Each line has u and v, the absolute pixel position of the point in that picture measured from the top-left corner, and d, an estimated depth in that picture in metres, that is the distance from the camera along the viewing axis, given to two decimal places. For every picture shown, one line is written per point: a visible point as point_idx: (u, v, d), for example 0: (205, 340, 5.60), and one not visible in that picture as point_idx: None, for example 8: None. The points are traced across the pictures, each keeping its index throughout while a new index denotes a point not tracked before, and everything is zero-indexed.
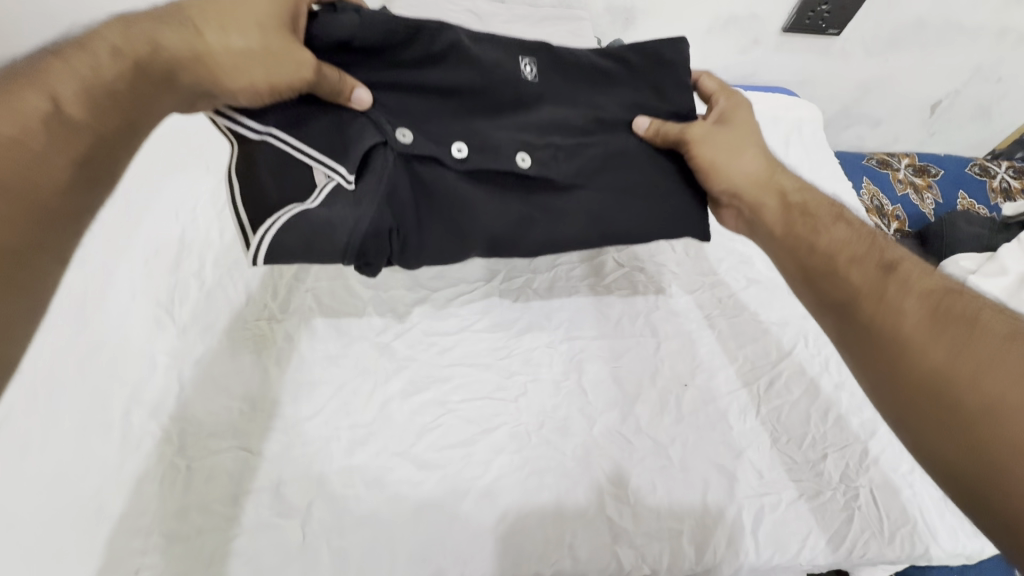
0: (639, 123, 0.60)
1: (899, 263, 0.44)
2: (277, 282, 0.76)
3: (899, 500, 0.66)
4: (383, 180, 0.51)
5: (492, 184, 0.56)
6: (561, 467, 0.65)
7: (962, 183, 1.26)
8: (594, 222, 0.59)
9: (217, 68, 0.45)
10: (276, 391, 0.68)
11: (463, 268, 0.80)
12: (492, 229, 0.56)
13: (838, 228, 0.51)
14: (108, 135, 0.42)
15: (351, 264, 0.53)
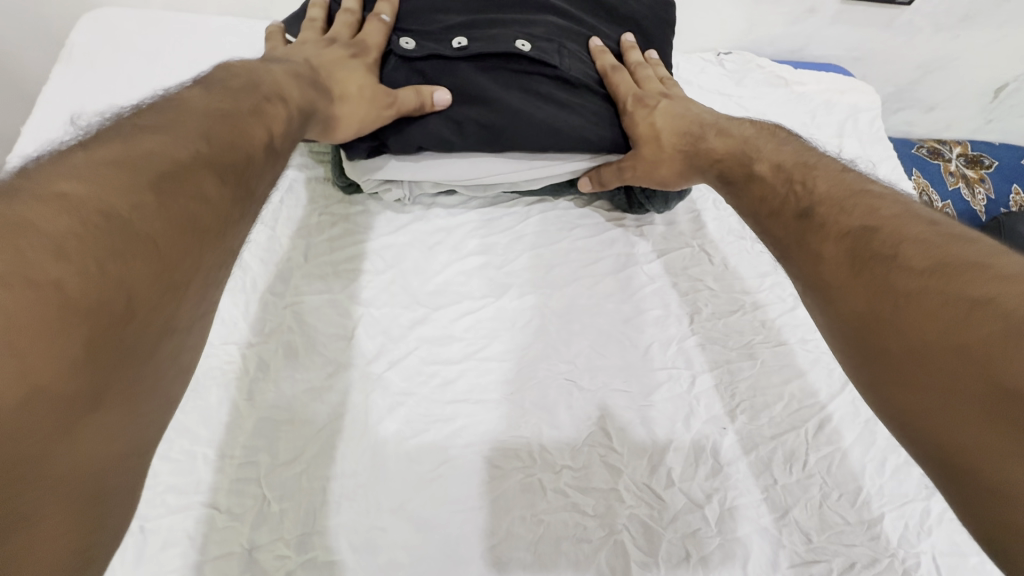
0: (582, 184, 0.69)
1: (818, 208, 0.51)
2: (250, 297, 0.65)
3: (968, 571, 0.57)
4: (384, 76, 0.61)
5: (493, 72, 0.62)
6: (580, 532, 0.56)
7: (1017, 177, 1.13)
8: (595, 131, 0.64)
9: (318, 69, 0.58)
10: (248, 433, 0.58)
11: (468, 283, 0.69)
12: (490, 113, 0.61)
13: (768, 179, 0.58)
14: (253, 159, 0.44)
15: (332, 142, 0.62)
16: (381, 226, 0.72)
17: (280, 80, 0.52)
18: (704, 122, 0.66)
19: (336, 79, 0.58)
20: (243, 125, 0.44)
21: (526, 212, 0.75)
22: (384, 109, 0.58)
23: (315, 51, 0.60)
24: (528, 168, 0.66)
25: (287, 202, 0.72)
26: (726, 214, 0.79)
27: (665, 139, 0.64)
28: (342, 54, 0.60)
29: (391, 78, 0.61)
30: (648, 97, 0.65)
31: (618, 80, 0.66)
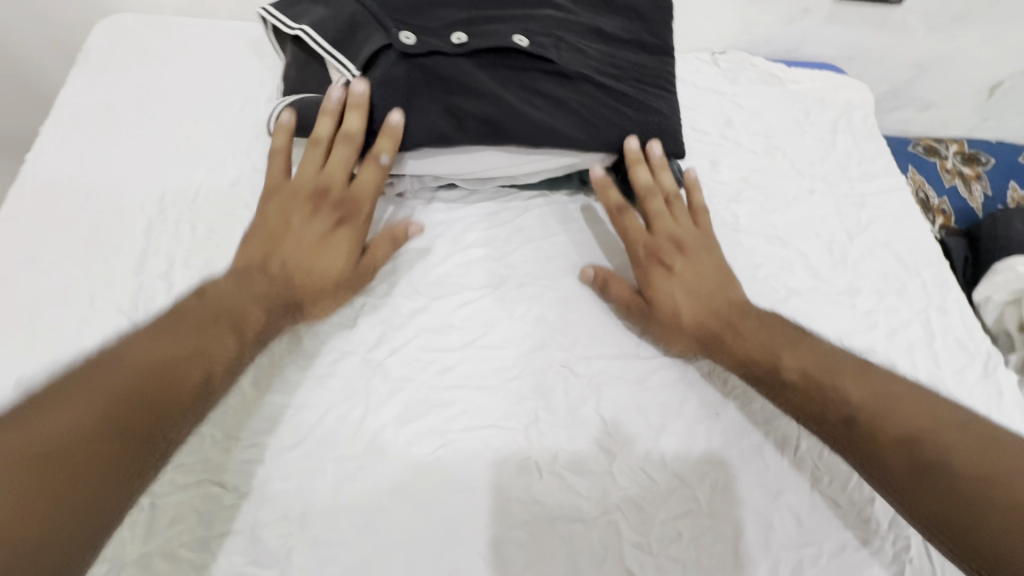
0: (586, 271, 0.70)
1: (737, 330, 0.61)
2: None
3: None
4: (385, 71, 0.64)
5: (491, 67, 0.65)
6: (575, 513, 0.57)
7: (1014, 174, 1.13)
8: (589, 125, 0.66)
9: (297, 263, 0.60)
10: (253, 416, 0.60)
11: (467, 274, 0.71)
12: (486, 108, 0.63)
13: (703, 269, 0.65)
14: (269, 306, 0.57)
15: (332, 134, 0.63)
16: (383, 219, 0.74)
17: (258, 291, 0.57)
18: (726, 292, 0.64)
19: (314, 251, 0.61)
20: (256, 285, 0.58)
21: (525, 205, 0.77)
22: (364, 277, 0.65)
23: (299, 216, 0.62)
24: (524, 164, 0.68)
25: None
26: (720, 209, 0.78)
27: (686, 320, 0.63)
28: (326, 217, 0.62)
29: (392, 74, 0.63)
30: (664, 256, 0.65)
31: (627, 233, 0.67)
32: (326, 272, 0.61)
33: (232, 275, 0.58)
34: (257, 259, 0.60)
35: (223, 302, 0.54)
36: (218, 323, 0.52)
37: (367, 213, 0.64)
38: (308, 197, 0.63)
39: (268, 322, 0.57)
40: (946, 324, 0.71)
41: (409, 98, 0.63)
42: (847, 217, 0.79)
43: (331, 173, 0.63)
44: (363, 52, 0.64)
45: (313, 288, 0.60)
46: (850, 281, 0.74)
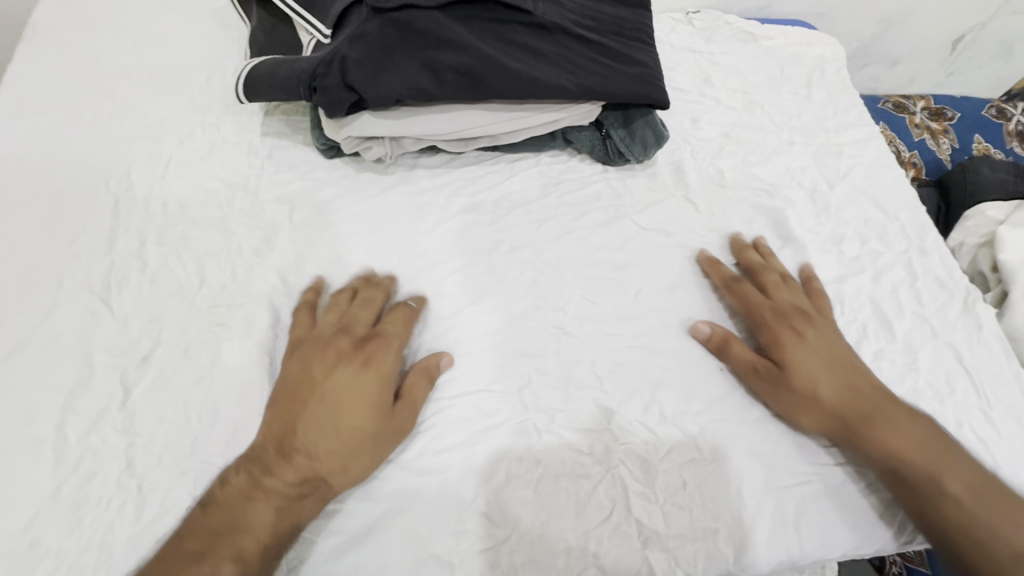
0: (700, 328, 0.64)
1: (872, 415, 0.56)
2: (236, 261, 0.65)
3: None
4: (356, 27, 0.61)
5: (466, 20, 0.63)
6: (579, 467, 0.57)
7: (979, 126, 1.16)
8: (570, 75, 0.64)
9: (321, 425, 0.53)
10: (241, 392, 0.57)
11: (454, 241, 0.70)
12: (464, 60, 0.61)
13: (827, 373, 0.59)
14: (284, 422, 0.54)
15: (304, 93, 0.60)
16: (365, 189, 0.72)
17: (280, 482, 0.51)
18: (862, 369, 0.60)
19: (338, 409, 0.54)
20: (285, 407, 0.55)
21: (509, 168, 0.75)
22: (405, 424, 0.56)
23: (322, 362, 0.56)
24: (508, 121, 0.67)
25: (267, 168, 0.71)
26: (705, 164, 0.78)
27: (826, 396, 0.58)
28: (350, 361, 0.56)
29: (365, 29, 0.61)
30: (799, 324, 0.61)
31: (751, 302, 0.64)
32: (358, 420, 0.53)
33: (243, 466, 0.52)
34: (274, 439, 0.53)
35: (221, 517, 0.49)
36: (235, 524, 0.49)
37: (393, 363, 0.58)
38: (322, 342, 0.58)
39: (280, 487, 0.51)
40: (927, 265, 0.73)
41: (385, 52, 0.61)
42: (827, 166, 0.80)
43: (357, 314, 0.61)
44: (334, 10, 0.64)
45: (342, 459, 0.52)
46: (835, 228, 0.74)
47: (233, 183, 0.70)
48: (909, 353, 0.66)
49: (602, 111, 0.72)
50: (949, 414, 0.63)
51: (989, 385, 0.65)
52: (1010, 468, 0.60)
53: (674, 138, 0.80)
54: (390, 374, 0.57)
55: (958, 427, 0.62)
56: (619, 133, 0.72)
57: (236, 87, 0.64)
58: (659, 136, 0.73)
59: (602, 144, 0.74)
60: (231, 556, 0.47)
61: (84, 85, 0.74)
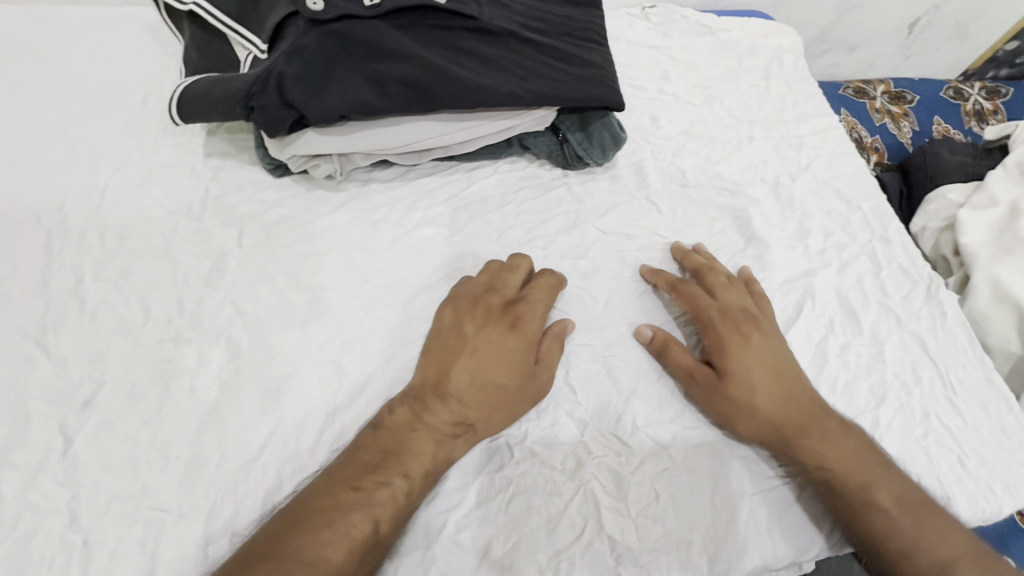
0: (642, 332, 0.63)
1: (804, 423, 0.56)
2: (182, 291, 0.61)
3: (916, 470, 0.59)
4: (293, 40, 0.58)
5: (409, 28, 0.61)
6: (551, 485, 0.55)
7: (937, 108, 1.18)
8: (521, 81, 0.62)
9: (476, 386, 0.52)
10: (193, 432, 0.54)
11: (413, 258, 0.67)
12: (409, 71, 0.59)
13: (763, 377, 0.57)
14: (418, 401, 0.52)
15: (242, 111, 0.57)
16: (318, 208, 0.69)
17: (438, 420, 0.51)
18: (803, 380, 0.59)
19: (485, 367, 0.53)
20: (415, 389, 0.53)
21: (468, 177, 0.73)
22: (545, 385, 0.55)
23: (471, 319, 0.55)
24: (461, 131, 0.65)
25: (212, 191, 0.68)
26: (666, 164, 0.77)
27: (762, 403, 0.56)
28: (499, 320, 0.55)
29: (302, 42, 0.58)
30: (743, 327, 0.60)
31: (696, 303, 0.63)
32: (503, 376, 0.53)
33: (405, 401, 0.52)
34: (432, 382, 0.53)
35: (392, 439, 0.49)
36: (401, 448, 0.49)
37: (538, 327, 0.56)
38: (474, 300, 0.56)
39: (438, 424, 0.51)
40: (890, 254, 0.72)
41: (325, 66, 0.58)
42: (789, 159, 0.79)
43: (505, 278, 0.57)
44: (268, 23, 0.60)
45: (488, 407, 0.52)
46: (800, 222, 0.73)
47: (176, 209, 0.66)
48: (875, 345, 0.66)
49: (557, 115, 0.70)
50: (916, 404, 0.63)
51: (954, 372, 0.65)
52: (977, 456, 0.60)
53: (635, 138, 0.79)
54: (531, 339, 0.55)
55: (925, 417, 0.62)
56: (577, 137, 0.70)
57: (172, 108, 0.60)
58: (618, 134, 0.70)
59: (560, 149, 0.72)
60: (397, 481, 0.48)
61: (11, 111, 0.70)
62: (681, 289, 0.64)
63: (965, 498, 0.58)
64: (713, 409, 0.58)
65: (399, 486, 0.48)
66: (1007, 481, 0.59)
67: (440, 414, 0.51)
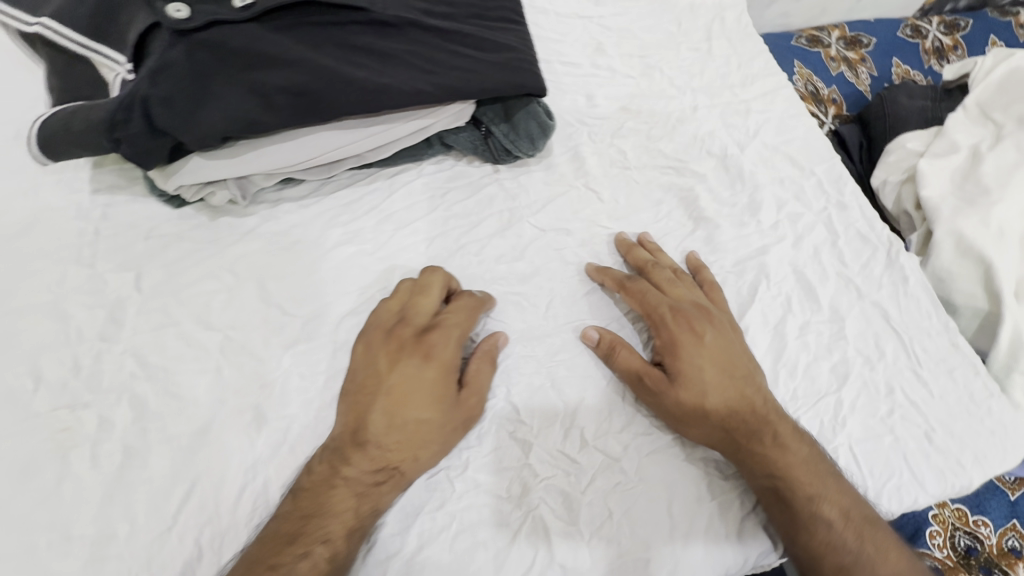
0: (589, 335, 0.58)
1: (758, 426, 0.52)
2: (76, 348, 0.55)
3: (883, 452, 0.55)
4: (157, 55, 0.51)
5: (293, 29, 0.54)
6: (497, 515, 0.51)
7: (894, 51, 1.12)
8: (426, 75, 0.56)
9: (389, 421, 0.49)
10: (100, 507, 0.49)
11: (331, 280, 0.61)
12: (296, 77, 0.52)
13: (716, 376, 0.53)
14: (335, 454, 0.49)
15: (107, 143, 0.50)
16: (223, 237, 0.62)
17: (358, 470, 0.48)
18: (757, 379, 0.55)
19: (399, 404, 0.49)
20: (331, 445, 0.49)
21: (390, 185, 0.66)
22: (474, 412, 0.52)
23: (384, 354, 0.51)
24: (368, 138, 0.59)
25: (103, 231, 0.61)
26: (605, 146, 0.72)
27: (713, 406, 0.52)
28: (412, 352, 0.51)
29: (168, 58, 0.50)
30: (695, 324, 0.55)
31: (645, 301, 0.58)
32: (426, 410, 0.49)
33: (325, 455, 0.49)
34: (350, 429, 0.49)
35: (311, 501, 0.47)
36: (321, 509, 0.47)
37: (456, 351, 0.52)
38: (386, 332, 0.53)
39: (359, 475, 0.48)
40: (847, 219, 0.68)
41: (198, 82, 0.50)
42: (735, 127, 0.74)
43: (417, 304, 0.54)
44: (128, 40, 0.53)
45: (413, 446, 0.49)
46: (751, 196, 0.69)
47: (63, 256, 0.59)
48: (836, 322, 0.62)
49: (477, 106, 0.63)
50: (880, 379, 0.59)
51: (918, 341, 0.61)
52: (944, 428, 0.57)
53: (569, 121, 0.73)
54: (448, 367, 0.51)
55: (889, 392, 0.58)
56: (501, 129, 0.64)
57: (31, 147, 0.53)
58: (548, 120, 0.65)
59: (485, 143, 0.66)
60: (316, 550, 0.45)
61: None
62: (628, 286, 0.59)
63: (934, 475, 0.55)
64: (663, 414, 0.54)
65: (321, 553, 0.45)
66: (976, 452, 0.56)
67: (359, 466, 0.48)
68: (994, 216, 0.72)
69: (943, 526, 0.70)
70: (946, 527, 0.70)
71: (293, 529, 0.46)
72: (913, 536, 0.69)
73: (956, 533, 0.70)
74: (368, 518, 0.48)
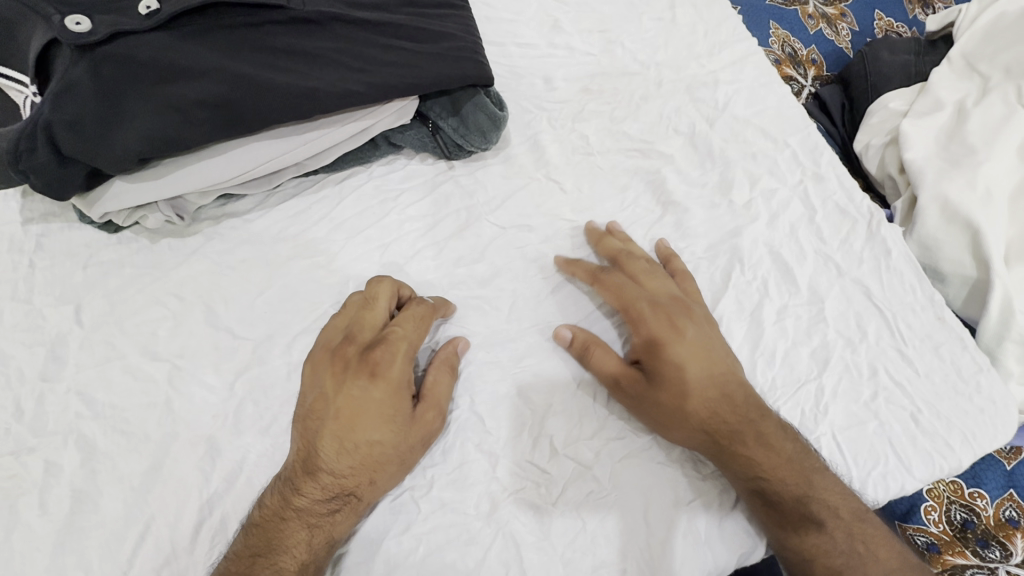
0: (561, 334, 0.56)
1: (741, 426, 0.50)
2: (17, 390, 0.53)
3: (867, 438, 0.53)
4: (60, 72, 0.47)
5: (208, 33, 0.50)
6: (465, 535, 0.49)
7: (876, 3, 1.06)
8: (356, 74, 0.53)
9: (338, 448, 0.47)
10: (53, 556, 0.47)
11: (283, 299, 0.58)
12: (214, 87, 0.48)
13: (698, 376, 0.50)
14: (285, 488, 0.47)
15: (16, 173, 0.47)
16: (165, 260, 0.59)
17: (310, 501, 0.46)
18: (739, 376, 0.52)
19: (347, 429, 0.47)
20: (282, 476, 0.47)
21: (338, 191, 0.63)
22: (432, 428, 0.50)
23: (330, 376, 0.48)
24: (304, 145, 0.55)
25: (38, 263, 0.58)
26: (566, 132, 0.68)
27: (694, 407, 0.49)
28: (358, 372, 0.48)
29: (71, 77, 0.47)
30: (674, 320, 0.52)
31: (620, 296, 0.55)
32: (377, 432, 0.47)
33: (276, 487, 0.47)
34: (301, 457, 0.47)
35: (263, 538, 0.45)
36: (272, 545, 0.45)
37: (405, 367, 0.49)
38: (332, 352, 0.50)
39: (311, 506, 0.46)
40: (824, 192, 0.64)
41: (107, 100, 0.47)
42: (704, 101, 0.69)
43: (362, 319, 0.51)
44: (31, 55, 0.49)
45: (368, 470, 0.47)
46: (722, 174, 0.65)
47: None
48: (816, 304, 0.59)
49: (423, 102, 0.60)
50: (863, 361, 0.56)
51: (902, 318, 0.58)
52: (932, 409, 0.55)
53: (526, 107, 0.69)
54: (397, 384, 0.48)
55: (873, 374, 0.56)
56: (450, 123, 0.61)
57: None
58: (498, 110, 0.61)
59: (435, 140, 0.63)
60: None
61: None
62: (600, 280, 0.56)
63: (922, 458, 0.52)
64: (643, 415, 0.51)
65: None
66: (966, 432, 0.54)
67: (310, 498, 0.46)
68: (980, 176, 0.69)
69: (938, 500, 0.68)
70: (941, 501, 0.68)
71: (242, 569, 0.44)
72: (908, 513, 0.68)
73: (951, 507, 0.68)
74: (322, 550, 0.46)
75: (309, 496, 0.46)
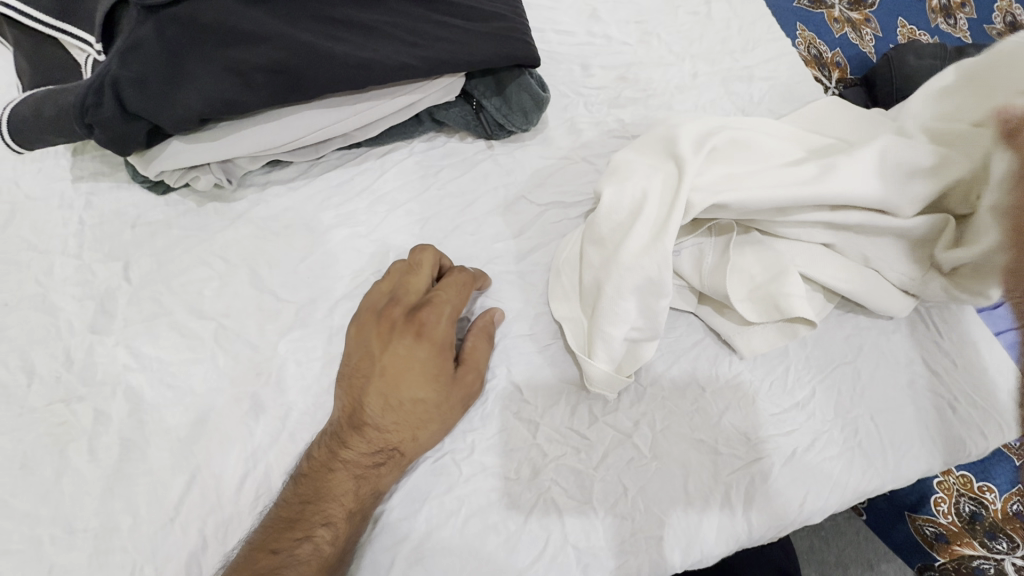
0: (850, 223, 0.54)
1: None
2: (67, 342, 0.54)
3: (905, 422, 0.56)
4: (127, 33, 0.49)
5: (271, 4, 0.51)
6: (505, 498, 0.51)
7: (900, 11, 1.07)
8: (412, 49, 0.54)
9: (385, 403, 0.49)
10: (104, 498, 0.49)
11: (329, 268, 0.59)
12: (276, 55, 0.50)
13: None
14: (332, 442, 0.48)
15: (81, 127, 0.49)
16: (211, 223, 0.60)
17: (357, 453, 0.48)
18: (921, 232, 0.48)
19: (394, 386, 0.49)
20: (329, 430, 0.49)
21: (381, 164, 0.64)
22: (472, 389, 0.51)
23: (376, 336, 0.51)
24: (355, 116, 0.57)
25: (87, 220, 0.59)
26: (603, 117, 0.69)
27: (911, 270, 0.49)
28: (404, 332, 0.50)
29: (138, 36, 0.48)
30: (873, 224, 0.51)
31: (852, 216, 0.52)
32: (424, 390, 0.49)
33: (324, 440, 0.49)
34: (347, 413, 0.49)
35: (311, 487, 0.47)
36: (320, 493, 0.47)
37: (449, 329, 0.51)
38: (378, 313, 0.52)
39: (358, 458, 0.48)
40: None
41: (171, 60, 0.49)
42: (738, 94, 0.72)
43: (407, 283, 0.52)
44: (97, 15, 0.51)
45: (412, 427, 0.49)
46: None
47: (48, 247, 0.58)
48: None
49: (468, 81, 0.62)
50: (899, 349, 0.59)
51: (939, 312, 0.60)
52: (967, 398, 0.57)
53: (564, 92, 0.70)
54: (442, 346, 0.50)
55: (910, 362, 0.58)
56: (494, 103, 0.62)
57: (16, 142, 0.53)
58: (541, 91, 0.63)
59: (478, 119, 0.64)
60: (317, 533, 0.45)
61: None
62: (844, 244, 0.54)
63: (954, 443, 0.56)
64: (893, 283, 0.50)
65: (322, 536, 0.45)
66: (997, 420, 0.56)
67: (358, 450, 0.48)
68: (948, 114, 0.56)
69: (947, 492, 0.67)
70: (950, 493, 0.67)
71: (294, 514, 0.46)
72: (917, 504, 0.69)
73: (960, 499, 0.67)
74: (368, 500, 0.48)
75: (357, 449, 0.48)
